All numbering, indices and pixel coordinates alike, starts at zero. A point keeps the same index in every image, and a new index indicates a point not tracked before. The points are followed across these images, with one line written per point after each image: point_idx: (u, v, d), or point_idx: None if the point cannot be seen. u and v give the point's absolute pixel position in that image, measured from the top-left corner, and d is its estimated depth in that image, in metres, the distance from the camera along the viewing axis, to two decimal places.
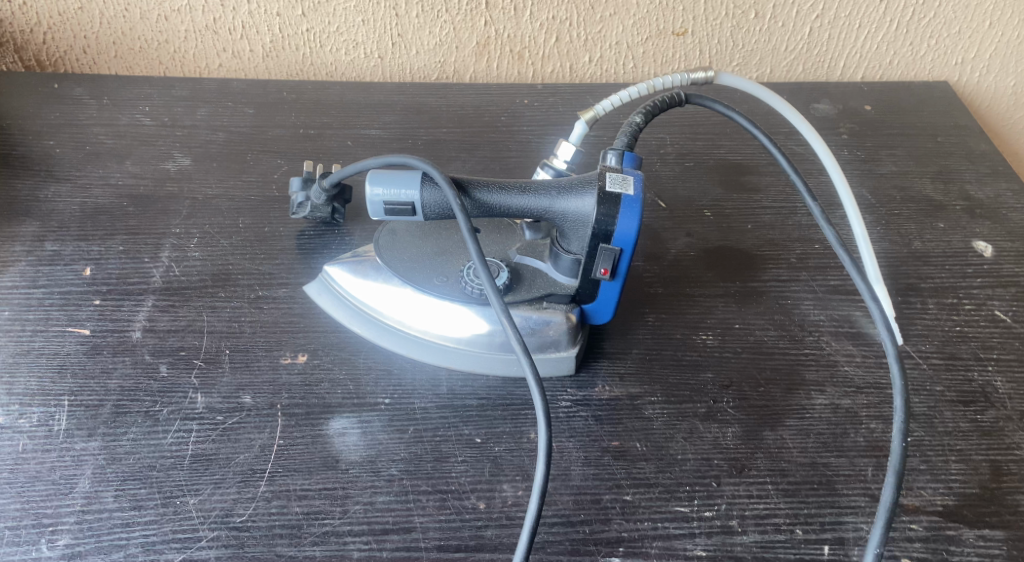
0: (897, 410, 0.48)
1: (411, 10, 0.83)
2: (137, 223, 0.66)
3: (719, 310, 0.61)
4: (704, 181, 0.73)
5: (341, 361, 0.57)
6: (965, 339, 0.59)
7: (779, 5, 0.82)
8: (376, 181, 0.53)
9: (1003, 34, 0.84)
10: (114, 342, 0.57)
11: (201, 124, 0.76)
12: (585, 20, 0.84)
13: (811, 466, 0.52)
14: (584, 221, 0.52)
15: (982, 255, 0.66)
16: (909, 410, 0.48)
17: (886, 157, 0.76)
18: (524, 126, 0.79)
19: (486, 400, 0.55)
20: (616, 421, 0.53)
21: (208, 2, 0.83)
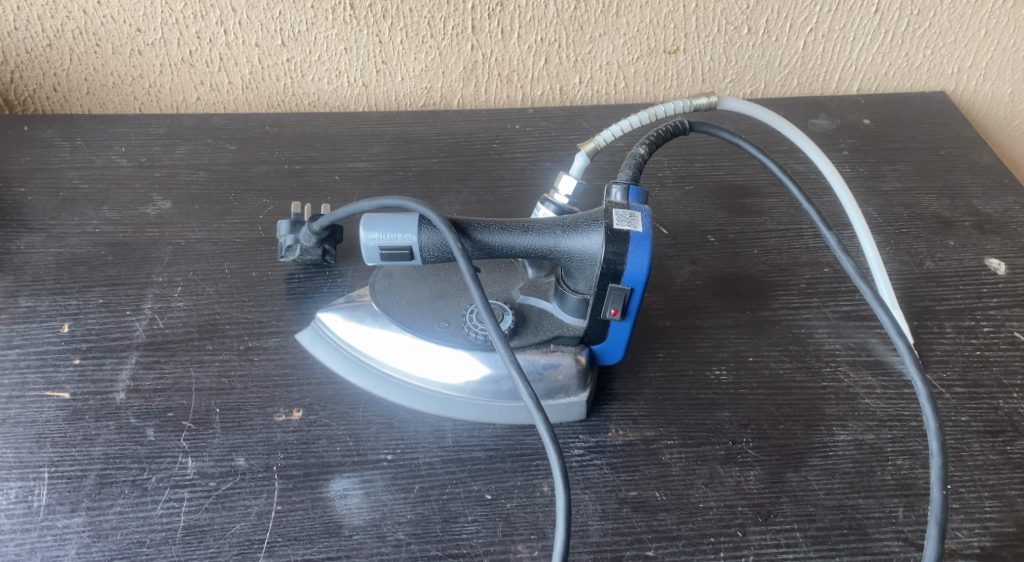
0: (933, 455, 0.46)
1: (395, 36, 0.80)
2: (117, 273, 0.63)
3: (731, 343, 0.59)
4: (706, 204, 0.71)
5: (338, 415, 0.54)
6: (986, 364, 0.57)
7: (772, 19, 0.80)
8: (371, 226, 0.51)
9: (999, 42, 0.82)
10: (97, 405, 0.54)
11: (180, 164, 0.73)
12: (574, 41, 0.81)
13: (839, 509, 0.49)
14: (591, 260, 0.49)
15: (995, 273, 0.64)
16: (946, 453, 0.46)
17: (889, 173, 0.74)
18: (517, 153, 0.76)
19: (495, 452, 0.52)
20: (632, 469, 0.51)
21: (184, 35, 0.80)
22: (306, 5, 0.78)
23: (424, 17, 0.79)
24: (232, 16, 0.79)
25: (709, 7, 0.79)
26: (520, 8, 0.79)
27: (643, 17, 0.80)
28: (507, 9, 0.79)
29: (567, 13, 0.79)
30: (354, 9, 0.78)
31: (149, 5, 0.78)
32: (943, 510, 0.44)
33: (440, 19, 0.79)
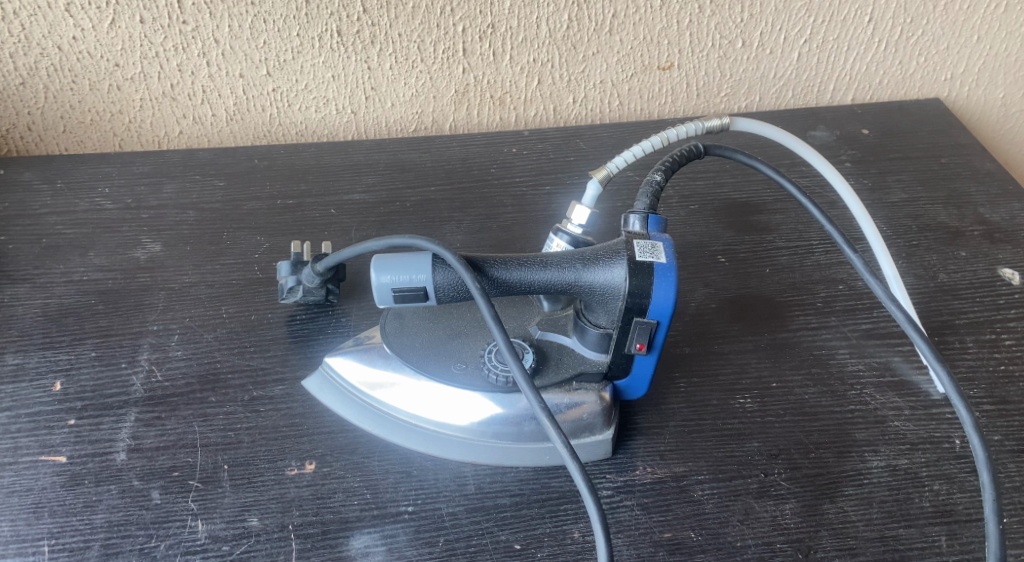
0: (985, 487, 0.46)
1: (384, 62, 0.78)
2: (109, 323, 0.60)
3: (753, 368, 0.57)
4: (713, 223, 0.69)
5: (353, 466, 0.51)
6: (1012, 380, 0.56)
7: (766, 32, 0.79)
8: (382, 268, 0.48)
9: (991, 47, 0.82)
10: (97, 469, 0.51)
11: (168, 203, 0.70)
12: (568, 61, 0.80)
13: (880, 541, 0.48)
14: (614, 294, 0.47)
15: (1010, 283, 0.64)
16: (997, 485, 0.46)
17: (894, 184, 0.73)
18: (516, 177, 0.75)
19: (520, 497, 0.50)
20: (664, 509, 0.49)
21: (164, 68, 0.78)
22: (291, 34, 0.76)
23: (414, 41, 0.77)
24: (215, 47, 0.76)
25: (703, 21, 0.78)
26: (512, 29, 0.77)
27: (636, 33, 0.78)
28: (499, 30, 0.77)
29: (559, 32, 0.78)
30: (341, 36, 0.76)
31: (127, 39, 0.75)
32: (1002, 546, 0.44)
33: (430, 43, 0.77)
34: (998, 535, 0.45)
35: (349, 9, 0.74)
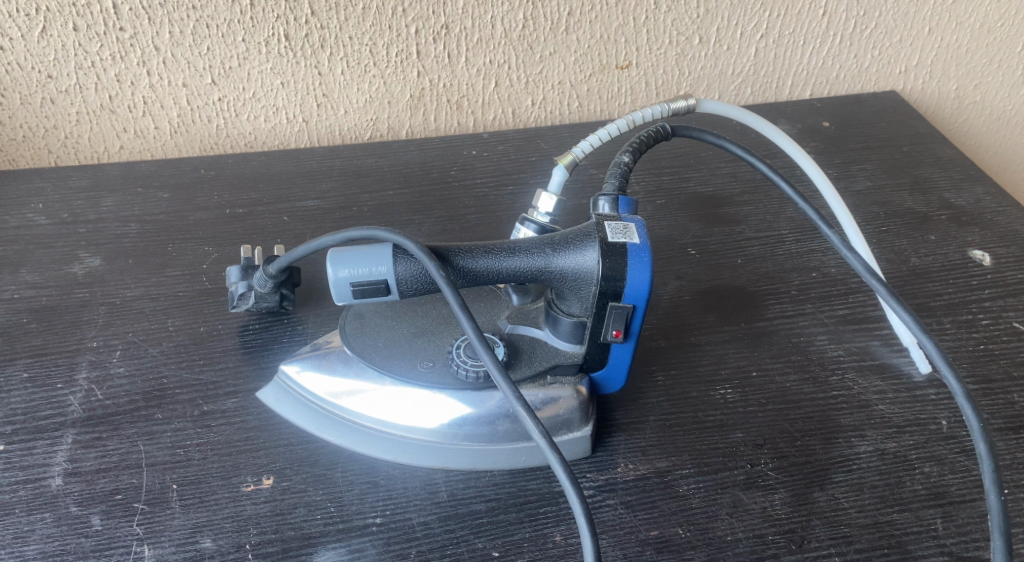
0: (982, 458, 0.43)
1: (335, 67, 0.76)
2: (44, 342, 0.55)
3: (732, 358, 0.55)
4: (680, 216, 0.67)
5: (315, 479, 0.47)
6: (992, 357, 0.55)
7: (723, 28, 0.79)
8: (339, 262, 0.45)
9: (942, 39, 0.83)
10: (29, 496, 0.46)
11: (108, 217, 0.66)
12: (525, 62, 0.78)
13: (875, 528, 0.45)
14: (587, 279, 0.45)
15: (981, 264, 0.63)
16: (995, 456, 0.44)
17: (858, 173, 0.72)
18: (476, 179, 0.72)
19: (496, 502, 0.46)
20: (649, 506, 0.46)
21: (102, 79, 0.74)
22: (236, 39, 0.73)
23: (365, 44, 0.75)
24: (156, 55, 0.73)
25: (659, 18, 0.77)
26: (467, 29, 0.75)
27: (593, 32, 0.77)
28: (453, 31, 0.75)
29: (515, 32, 0.76)
30: (289, 40, 0.73)
31: (60, 48, 0.71)
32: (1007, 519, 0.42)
33: (383, 46, 0.75)
34: (1000, 509, 0.42)
35: (296, 11, 0.72)
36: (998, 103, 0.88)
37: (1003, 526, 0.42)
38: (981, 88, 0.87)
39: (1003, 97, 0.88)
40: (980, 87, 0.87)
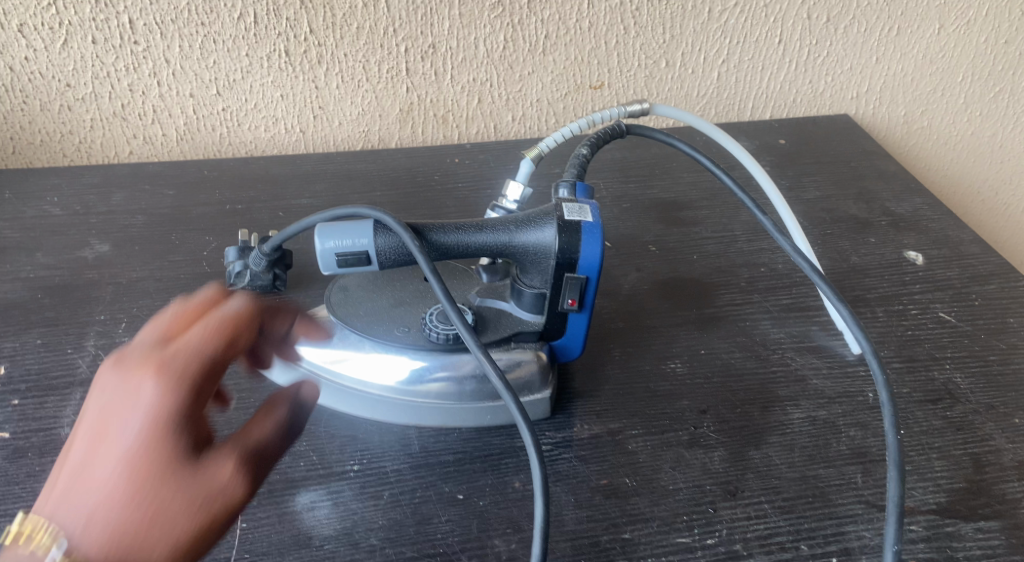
0: (884, 405, 0.49)
1: (331, 81, 0.82)
2: (56, 314, 0.61)
3: (683, 338, 0.61)
4: (644, 218, 0.74)
5: (300, 432, 0.53)
6: (919, 341, 0.61)
7: (687, 53, 0.86)
8: (326, 235, 0.51)
9: (889, 68, 0.91)
10: (40, 442, 0.51)
11: (117, 209, 0.72)
12: (505, 80, 0.85)
13: (802, 480, 0.50)
14: (545, 253, 0.51)
15: (914, 263, 0.69)
16: (896, 403, 0.49)
17: (809, 184, 0.79)
18: (458, 184, 0.79)
19: (463, 454, 0.52)
20: (601, 459, 0.51)
21: (116, 88, 0.80)
22: (240, 54, 0.79)
23: (359, 60, 0.81)
24: (166, 67, 0.79)
25: (629, 42, 0.84)
26: (452, 49, 0.82)
27: (568, 54, 0.84)
28: (440, 50, 0.82)
29: (496, 53, 0.83)
30: (289, 56, 0.80)
31: (79, 59, 0.77)
32: (899, 452, 0.47)
33: (375, 63, 0.82)
34: (896, 445, 0.48)
35: (296, 29, 0.78)
36: (944, 128, 0.96)
37: (898, 460, 0.47)
38: (928, 114, 0.94)
39: (948, 123, 0.95)
40: (926, 113, 0.95)
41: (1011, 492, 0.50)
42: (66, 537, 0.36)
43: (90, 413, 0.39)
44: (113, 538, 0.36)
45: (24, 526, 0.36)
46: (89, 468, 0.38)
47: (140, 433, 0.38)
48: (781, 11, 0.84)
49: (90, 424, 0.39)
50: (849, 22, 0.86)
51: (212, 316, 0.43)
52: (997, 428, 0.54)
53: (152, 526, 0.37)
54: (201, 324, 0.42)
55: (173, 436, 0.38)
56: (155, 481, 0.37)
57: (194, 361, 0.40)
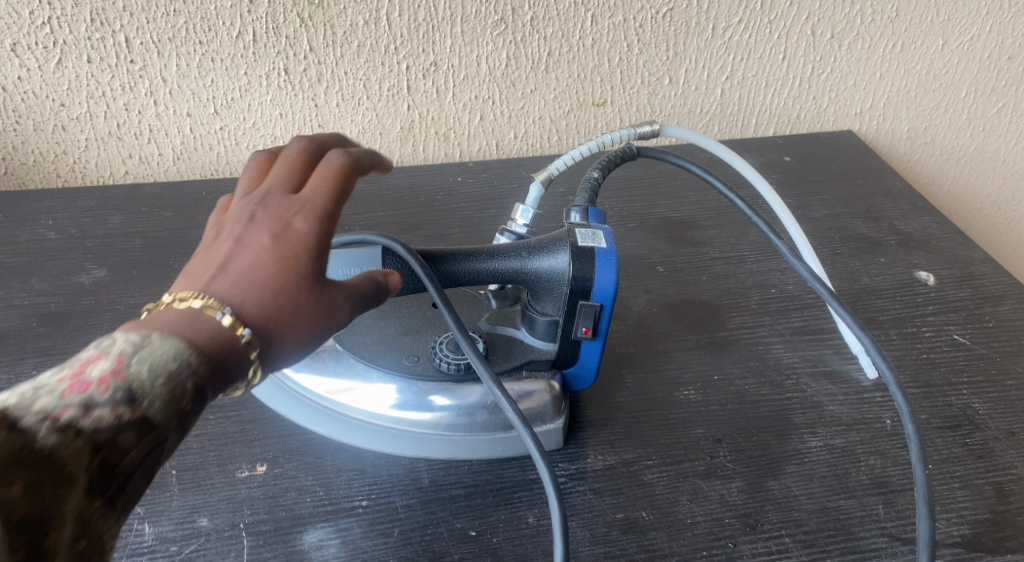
0: (911, 436, 0.48)
1: (331, 99, 0.81)
2: (51, 343, 0.59)
3: (695, 364, 0.60)
4: (651, 239, 0.73)
5: (306, 466, 0.51)
6: (934, 365, 0.60)
7: (691, 70, 0.85)
8: (333, 263, 0.50)
9: (893, 84, 0.90)
10: None
11: (113, 233, 0.71)
12: (507, 98, 0.84)
13: (822, 512, 0.49)
14: (558, 280, 0.50)
15: (926, 284, 0.68)
16: (922, 435, 0.48)
17: (815, 202, 0.78)
18: (462, 203, 0.78)
19: (475, 488, 0.50)
20: (616, 492, 0.50)
21: (111, 107, 0.79)
22: (238, 72, 0.78)
23: (359, 78, 0.80)
24: (163, 86, 0.78)
25: (632, 59, 0.83)
26: (454, 67, 0.81)
27: (571, 71, 0.83)
28: (441, 68, 0.81)
29: (499, 70, 0.82)
30: (288, 74, 0.78)
31: (74, 78, 0.76)
32: (929, 487, 0.46)
33: (375, 81, 0.80)
34: (925, 479, 0.46)
35: (295, 47, 0.77)
36: (947, 144, 0.95)
37: (928, 495, 0.46)
38: (931, 130, 0.94)
39: (951, 139, 0.95)
40: (929, 129, 0.94)
41: None
42: (222, 298, 0.38)
43: (229, 228, 0.41)
44: (256, 311, 0.38)
45: (171, 295, 0.38)
46: (236, 254, 0.39)
47: (275, 231, 0.40)
48: (786, 28, 0.84)
49: (234, 230, 0.40)
50: (853, 38, 0.86)
51: (328, 166, 0.43)
52: (1017, 455, 0.53)
53: (292, 305, 0.39)
54: (320, 171, 0.43)
55: (310, 235, 0.40)
56: (295, 273, 0.39)
57: (321, 197, 0.41)
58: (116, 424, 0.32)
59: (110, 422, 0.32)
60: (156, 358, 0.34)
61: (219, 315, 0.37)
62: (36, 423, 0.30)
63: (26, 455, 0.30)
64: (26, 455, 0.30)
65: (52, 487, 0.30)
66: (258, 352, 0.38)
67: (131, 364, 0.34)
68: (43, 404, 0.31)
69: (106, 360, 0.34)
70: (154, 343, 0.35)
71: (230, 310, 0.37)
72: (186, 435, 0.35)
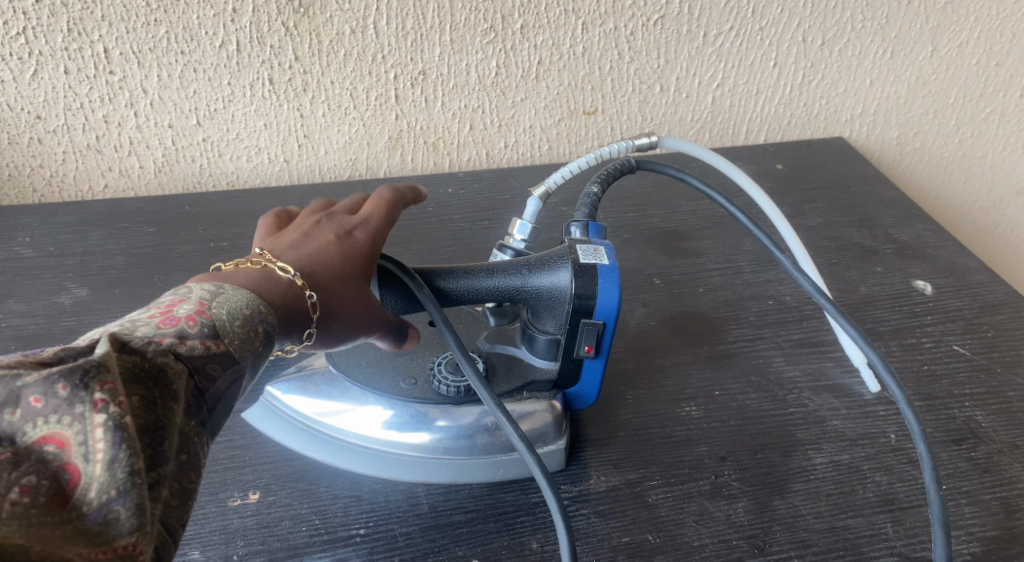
0: (924, 457, 0.48)
1: (317, 110, 0.79)
2: None
3: (696, 379, 0.59)
4: (646, 250, 0.72)
5: (300, 493, 0.49)
6: (936, 377, 0.59)
7: (682, 78, 0.84)
8: None
9: (883, 91, 0.90)
10: None
11: (94, 250, 0.69)
12: (497, 107, 0.83)
13: (831, 532, 0.48)
14: (560, 297, 0.48)
15: (923, 293, 0.68)
16: (935, 455, 0.48)
17: (809, 211, 0.78)
18: (453, 215, 0.77)
19: (476, 513, 0.49)
20: (620, 515, 0.49)
21: (90, 120, 0.76)
22: (222, 83, 0.76)
23: (346, 88, 0.78)
24: (144, 97, 0.76)
25: (623, 67, 0.82)
26: (443, 76, 0.79)
27: (562, 80, 0.82)
28: (430, 77, 0.79)
29: (489, 79, 0.80)
30: (273, 84, 0.77)
31: (50, 90, 0.73)
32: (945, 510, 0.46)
33: (363, 90, 0.79)
34: (939, 501, 0.47)
35: (280, 57, 0.75)
36: (936, 150, 0.95)
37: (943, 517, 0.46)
38: (920, 136, 0.94)
39: (940, 144, 0.95)
40: (919, 135, 0.94)
41: None
42: (295, 266, 0.45)
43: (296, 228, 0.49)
44: (322, 281, 0.45)
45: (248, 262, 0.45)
46: (305, 242, 0.47)
47: (339, 230, 0.48)
48: (776, 35, 0.83)
49: (302, 229, 0.49)
50: (844, 45, 0.85)
51: (381, 196, 0.51)
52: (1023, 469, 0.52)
53: (350, 280, 0.46)
54: (375, 198, 0.51)
55: (366, 235, 0.48)
56: (354, 259, 0.47)
57: (375, 212, 0.50)
58: (206, 351, 0.38)
59: (201, 349, 0.37)
60: (232, 305, 0.40)
61: (291, 276, 0.44)
62: (145, 343, 0.36)
63: (139, 371, 0.34)
64: (138, 370, 0.34)
65: (160, 399, 0.34)
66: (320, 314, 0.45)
67: (211, 307, 0.39)
68: (145, 332, 0.36)
69: (189, 303, 0.39)
70: (228, 294, 0.41)
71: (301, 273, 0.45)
72: (257, 373, 0.40)
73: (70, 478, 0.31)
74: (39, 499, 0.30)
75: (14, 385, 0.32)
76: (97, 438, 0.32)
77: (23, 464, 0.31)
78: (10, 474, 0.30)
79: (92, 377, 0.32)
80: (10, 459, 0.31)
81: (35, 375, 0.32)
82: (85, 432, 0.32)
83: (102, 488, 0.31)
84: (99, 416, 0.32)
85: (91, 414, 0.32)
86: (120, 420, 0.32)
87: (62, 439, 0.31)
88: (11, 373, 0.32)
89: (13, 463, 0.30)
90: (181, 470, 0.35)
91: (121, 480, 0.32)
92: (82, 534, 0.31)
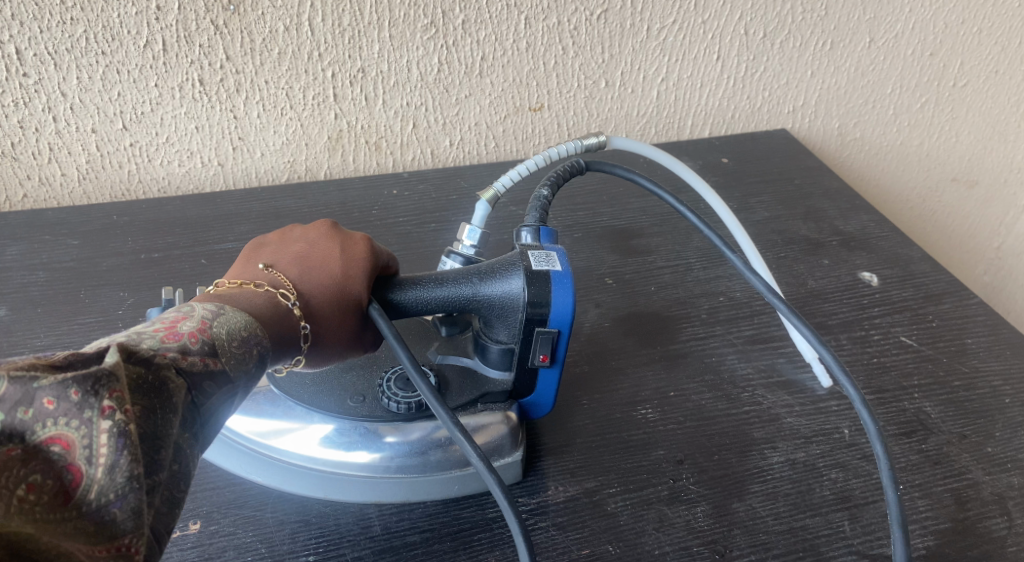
0: (882, 458, 0.47)
1: (251, 110, 0.76)
2: None
3: (651, 381, 0.58)
4: (596, 249, 0.71)
5: (245, 521, 0.47)
6: (885, 369, 0.60)
7: (627, 72, 0.83)
8: None
9: (824, 82, 0.90)
10: None
11: (14, 267, 0.65)
12: (441, 104, 0.80)
13: (789, 533, 0.48)
14: (513, 305, 0.47)
15: (870, 284, 0.68)
16: (891, 455, 0.47)
17: (756, 205, 0.78)
18: (399, 218, 0.75)
19: (431, 532, 0.47)
20: (579, 526, 0.48)
21: (3, 125, 0.71)
22: (148, 84, 0.72)
23: (282, 88, 0.75)
24: (63, 101, 0.71)
25: (568, 62, 0.81)
26: (383, 73, 0.77)
27: (506, 76, 0.80)
28: (370, 75, 0.76)
29: (431, 76, 0.78)
30: (203, 85, 0.73)
31: None
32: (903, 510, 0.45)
33: (299, 89, 0.75)
34: (897, 502, 0.46)
35: (210, 56, 0.72)
36: (876, 139, 0.97)
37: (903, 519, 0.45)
38: (860, 126, 0.95)
39: (880, 134, 0.96)
40: (859, 125, 0.95)
41: (996, 530, 0.49)
42: (293, 289, 0.43)
43: (299, 240, 0.47)
44: (317, 309, 0.43)
45: (248, 279, 0.44)
46: (309, 255, 0.45)
47: (342, 251, 0.46)
48: (719, 27, 0.83)
49: (306, 242, 0.46)
50: (785, 37, 0.85)
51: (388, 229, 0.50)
52: (972, 459, 0.53)
53: (349, 310, 0.44)
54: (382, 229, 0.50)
55: (366, 259, 0.46)
56: (355, 286, 0.45)
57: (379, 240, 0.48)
58: (206, 369, 0.36)
59: (201, 366, 0.36)
60: (232, 326, 0.39)
61: (291, 303, 0.43)
62: (150, 356, 0.35)
63: (144, 382, 0.33)
64: (142, 381, 0.33)
65: (163, 410, 0.33)
66: (309, 344, 0.43)
67: (213, 326, 0.38)
68: (149, 344, 0.36)
69: (192, 321, 0.38)
70: (229, 314, 0.40)
71: (300, 302, 0.43)
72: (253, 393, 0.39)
73: (73, 479, 0.31)
74: (44, 497, 0.30)
75: (30, 385, 0.31)
76: (101, 443, 0.31)
77: (31, 462, 0.30)
78: (19, 471, 0.30)
79: (102, 385, 0.32)
80: (21, 455, 0.30)
81: (49, 376, 0.31)
82: (90, 436, 0.31)
83: (102, 492, 0.31)
84: (105, 422, 0.31)
85: (97, 419, 0.31)
86: (125, 427, 0.31)
87: (69, 441, 0.31)
88: (29, 374, 0.31)
89: (23, 459, 0.30)
90: (175, 481, 0.33)
91: (121, 485, 0.31)
92: (82, 532, 0.31)
